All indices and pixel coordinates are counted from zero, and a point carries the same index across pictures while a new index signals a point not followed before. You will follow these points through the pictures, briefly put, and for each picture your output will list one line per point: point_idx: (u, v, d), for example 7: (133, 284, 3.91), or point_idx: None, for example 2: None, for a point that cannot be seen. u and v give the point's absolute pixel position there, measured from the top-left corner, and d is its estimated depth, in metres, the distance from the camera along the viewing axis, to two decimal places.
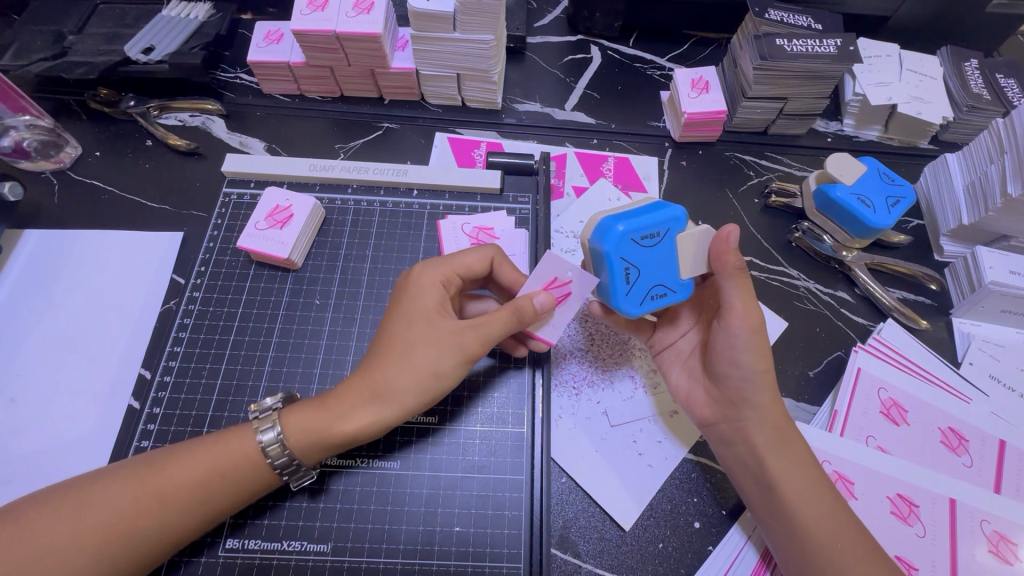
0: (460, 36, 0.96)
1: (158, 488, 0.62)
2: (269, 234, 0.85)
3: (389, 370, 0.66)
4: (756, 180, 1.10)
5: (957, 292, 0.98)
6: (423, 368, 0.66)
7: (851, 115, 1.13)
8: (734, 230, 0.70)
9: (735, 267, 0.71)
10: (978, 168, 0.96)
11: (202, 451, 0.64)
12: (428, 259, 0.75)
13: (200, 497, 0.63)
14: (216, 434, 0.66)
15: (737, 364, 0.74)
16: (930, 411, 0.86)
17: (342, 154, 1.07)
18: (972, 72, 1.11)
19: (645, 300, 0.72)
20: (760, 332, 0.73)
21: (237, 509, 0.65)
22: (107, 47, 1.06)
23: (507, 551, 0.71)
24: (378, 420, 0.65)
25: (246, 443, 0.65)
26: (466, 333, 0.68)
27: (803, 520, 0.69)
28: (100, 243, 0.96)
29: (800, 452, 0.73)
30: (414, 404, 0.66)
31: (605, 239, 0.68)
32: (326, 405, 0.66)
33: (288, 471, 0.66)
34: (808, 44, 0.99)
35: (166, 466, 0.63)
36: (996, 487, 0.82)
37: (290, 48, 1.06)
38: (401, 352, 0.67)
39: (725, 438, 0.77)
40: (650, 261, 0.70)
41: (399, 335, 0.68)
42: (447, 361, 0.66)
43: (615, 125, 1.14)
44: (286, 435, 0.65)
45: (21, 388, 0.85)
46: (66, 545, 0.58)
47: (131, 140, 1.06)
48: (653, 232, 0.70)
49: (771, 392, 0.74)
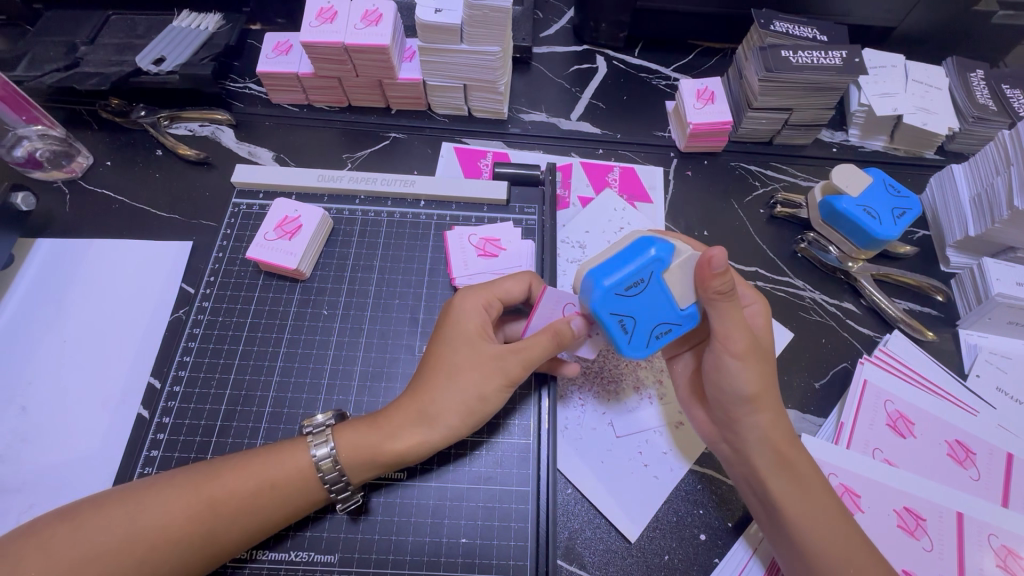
0: (467, 48, 0.97)
1: (211, 496, 0.63)
2: (278, 244, 0.86)
3: (435, 392, 0.69)
4: (762, 190, 1.10)
5: (964, 303, 0.98)
6: (467, 391, 0.69)
7: (856, 125, 1.14)
8: (717, 254, 0.65)
9: (719, 291, 0.67)
10: (984, 180, 0.96)
11: (256, 463, 0.65)
12: (470, 285, 0.78)
13: (249, 509, 0.63)
14: (270, 448, 0.68)
15: (730, 388, 0.73)
16: (937, 424, 0.86)
17: (349, 164, 1.08)
18: (978, 82, 1.11)
19: (650, 341, 0.71)
20: (750, 356, 0.72)
21: (278, 525, 0.66)
22: (119, 58, 1.07)
23: (513, 563, 0.72)
24: (426, 440, 0.68)
25: (301, 458, 0.66)
26: (507, 358, 0.70)
27: (818, 547, 0.67)
28: (111, 252, 0.97)
29: (806, 476, 0.71)
30: (458, 426, 0.69)
31: (592, 297, 0.68)
32: (377, 423, 0.68)
33: (335, 488, 0.67)
34: (814, 56, 0.99)
35: (221, 475, 0.64)
36: (1003, 501, 0.81)
37: (299, 58, 1.07)
38: (448, 375, 0.70)
39: (727, 458, 0.78)
40: (642, 307, 0.69)
41: (445, 358, 0.72)
42: (490, 384, 0.70)
43: (620, 135, 1.15)
44: (338, 451, 0.66)
45: (32, 396, 0.85)
46: (117, 547, 0.59)
47: (141, 150, 1.07)
48: (636, 280, 0.68)
49: (769, 416, 0.73)
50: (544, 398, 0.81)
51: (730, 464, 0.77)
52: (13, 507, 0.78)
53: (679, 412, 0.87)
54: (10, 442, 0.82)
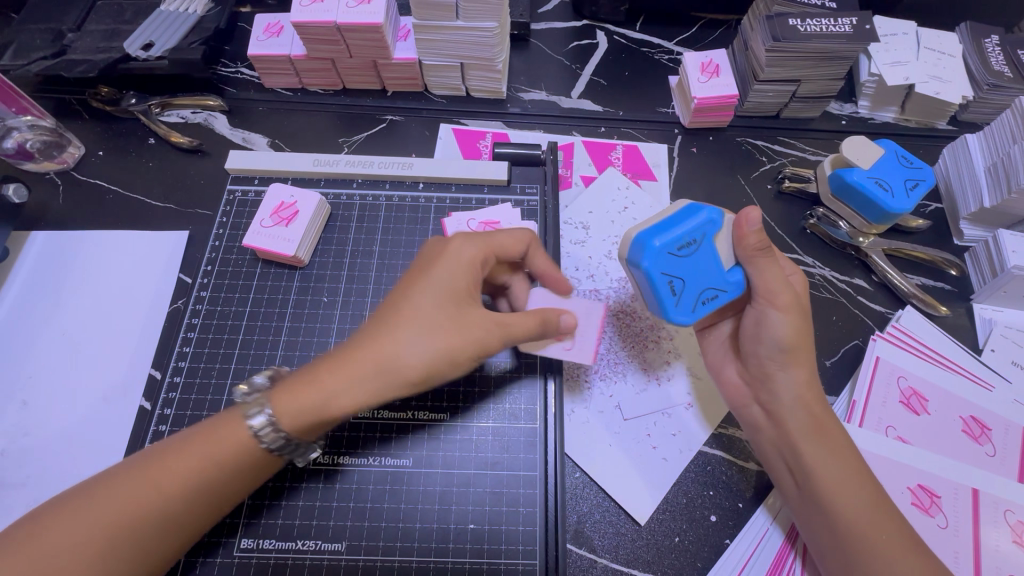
0: (463, 24, 0.93)
1: (159, 481, 0.59)
2: (274, 231, 0.84)
3: (391, 348, 0.62)
4: (769, 165, 1.07)
5: (978, 277, 0.95)
6: (432, 351, 0.63)
7: (866, 96, 1.10)
8: (754, 212, 0.67)
9: (759, 246, 0.68)
10: (1000, 148, 0.93)
11: (199, 443, 0.61)
12: (467, 235, 0.72)
13: (203, 485, 0.60)
14: (214, 424, 0.63)
15: (768, 339, 0.72)
16: (952, 400, 0.84)
17: (346, 148, 1.06)
18: (993, 48, 1.07)
19: (697, 306, 0.69)
20: (794, 309, 0.71)
21: (239, 493, 0.63)
22: (107, 44, 1.04)
23: (522, 548, 0.71)
24: (373, 398, 0.61)
25: (238, 430, 0.61)
26: (486, 327, 0.66)
27: (841, 512, 0.67)
28: (106, 244, 0.96)
29: (837, 440, 0.71)
30: (418, 384, 0.63)
31: (645, 256, 0.66)
32: (314, 382, 0.62)
33: (286, 450, 0.63)
34: (822, 23, 0.95)
35: (166, 460, 0.60)
36: (1020, 476, 0.80)
37: (291, 40, 1.04)
38: (406, 331, 0.63)
39: (757, 422, 0.77)
40: (692, 269, 0.68)
41: (411, 313, 0.64)
42: (460, 348, 0.64)
43: (624, 112, 1.12)
44: (276, 418, 0.61)
45: (33, 391, 0.85)
46: (79, 548, 0.55)
47: (134, 139, 1.05)
48: (687, 240, 0.68)
49: (804, 373, 0.73)
50: (550, 382, 0.80)
51: (760, 428, 0.76)
52: (19, 501, 0.77)
53: (687, 393, 0.86)
54: (12, 437, 0.82)
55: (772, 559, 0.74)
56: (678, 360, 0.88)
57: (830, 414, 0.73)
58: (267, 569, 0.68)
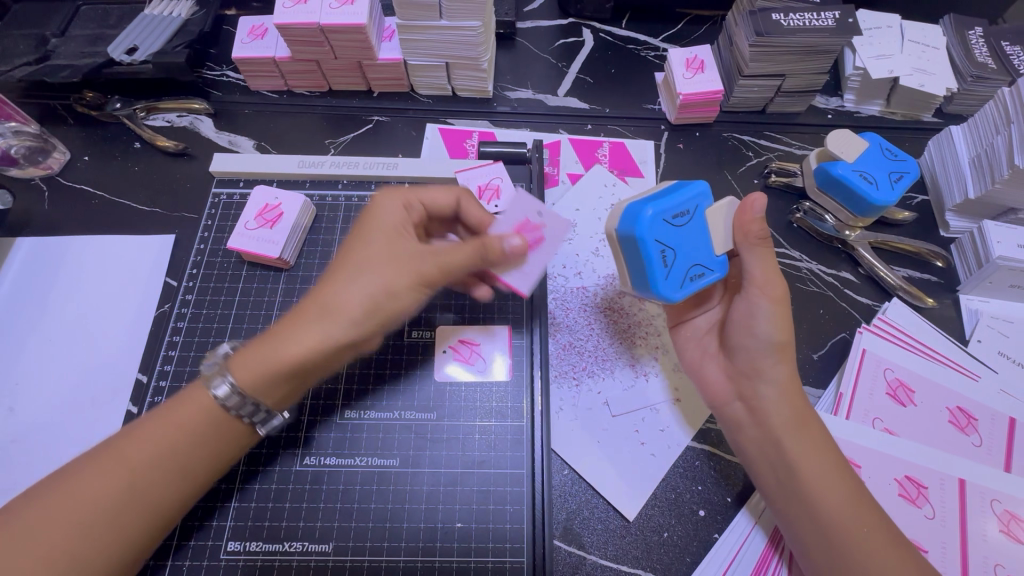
0: (447, 24, 0.93)
1: (126, 457, 0.60)
2: (259, 234, 0.84)
3: (336, 288, 0.65)
4: (755, 160, 1.07)
5: (964, 268, 0.96)
6: (376, 286, 0.65)
7: (851, 90, 1.10)
8: (759, 198, 0.71)
9: (758, 237, 0.72)
10: (984, 140, 0.93)
11: (164, 417, 0.63)
12: (388, 191, 0.76)
13: (172, 460, 0.61)
14: (175, 397, 0.65)
15: (758, 333, 0.75)
16: (939, 391, 0.85)
17: (332, 150, 1.06)
18: (976, 40, 1.07)
19: (685, 281, 0.71)
20: (784, 303, 0.74)
21: (209, 470, 0.64)
22: (91, 49, 1.04)
23: (509, 546, 0.71)
24: (322, 338, 0.63)
25: (203, 399, 0.63)
26: (424, 258, 0.67)
27: (828, 506, 0.67)
28: (92, 248, 0.96)
29: (818, 434, 0.72)
30: (362, 319, 0.65)
31: (639, 222, 0.68)
32: (270, 336, 0.65)
33: (257, 419, 0.65)
34: (805, 17, 0.95)
35: (137, 439, 0.61)
36: (1006, 466, 0.81)
37: (275, 42, 1.04)
38: (352, 272, 0.66)
39: (737, 420, 0.77)
40: (685, 240, 0.70)
41: (349, 260, 0.68)
42: (402, 281, 0.66)
43: (610, 109, 1.12)
44: (236, 379, 0.63)
45: (20, 397, 0.85)
46: (59, 532, 0.57)
47: (119, 143, 1.05)
48: (682, 211, 0.70)
49: (788, 368, 0.75)
50: (536, 379, 0.80)
51: (742, 427, 0.76)
52: None
53: (675, 388, 0.86)
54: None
55: (756, 558, 0.74)
56: (665, 356, 0.88)
57: (813, 413, 0.74)
58: (255, 571, 0.68)
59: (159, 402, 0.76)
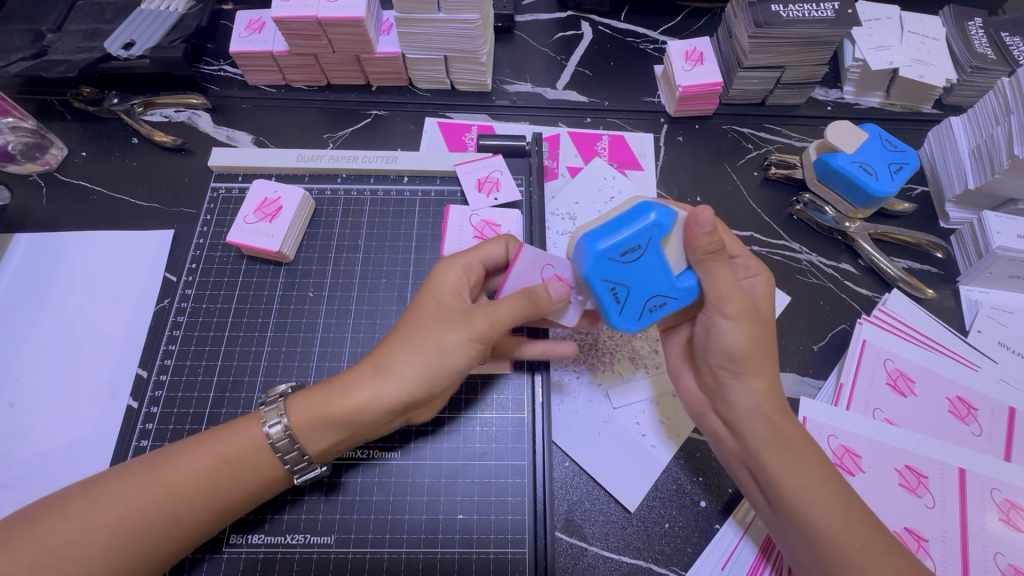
0: (445, 17, 0.93)
1: (165, 479, 0.61)
2: (259, 227, 0.84)
3: (393, 345, 0.66)
4: (755, 152, 1.07)
5: (963, 259, 0.96)
6: (427, 341, 0.65)
7: (851, 82, 1.10)
8: (705, 213, 0.64)
9: (707, 250, 0.65)
10: (984, 130, 0.93)
11: (207, 443, 0.64)
12: (451, 256, 0.75)
13: (207, 487, 0.62)
14: (223, 425, 0.66)
15: (719, 349, 0.70)
16: (939, 381, 0.85)
17: (331, 144, 1.05)
18: (976, 31, 1.07)
19: (643, 313, 0.70)
20: (745, 317, 0.68)
21: (240, 506, 0.64)
22: (87, 44, 1.03)
23: (511, 536, 0.71)
24: (377, 395, 0.64)
25: (253, 432, 0.64)
26: (474, 312, 0.67)
27: (814, 523, 0.65)
28: (90, 245, 0.95)
29: (803, 446, 0.69)
30: (415, 379, 0.65)
31: (585, 263, 0.66)
32: (329, 386, 0.66)
33: (290, 459, 0.65)
34: (805, 9, 0.95)
35: (175, 460, 0.63)
36: (1006, 455, 0.81)
37: (273, 36, 1.03)
38: (409, 328, 0.67)
39: (720, 432, 0.75)
40: (636, 276, 0.67)
41: (407, 314, 0.69)
42: (452, 336, 0.65)
43: (609, 102, 1.12)
44: (290, 419, 0.64)
45: (20, 393, 0.84)
46: (77, 539, 0.58)
47: (117, 139, 1.05)
48: (634, 246, 0.66)
49: (762, 382, 0.70)
50: (537, 371, 0.80)
51: (724, 440, 0.74)
52: (8, 502, 0.77)
53: None
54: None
55: (746, 570, 0.73)
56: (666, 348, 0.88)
57: (792, 423, 0.71)
58: (257, 565, 0.68)
59: (169, 410, 0.77)
